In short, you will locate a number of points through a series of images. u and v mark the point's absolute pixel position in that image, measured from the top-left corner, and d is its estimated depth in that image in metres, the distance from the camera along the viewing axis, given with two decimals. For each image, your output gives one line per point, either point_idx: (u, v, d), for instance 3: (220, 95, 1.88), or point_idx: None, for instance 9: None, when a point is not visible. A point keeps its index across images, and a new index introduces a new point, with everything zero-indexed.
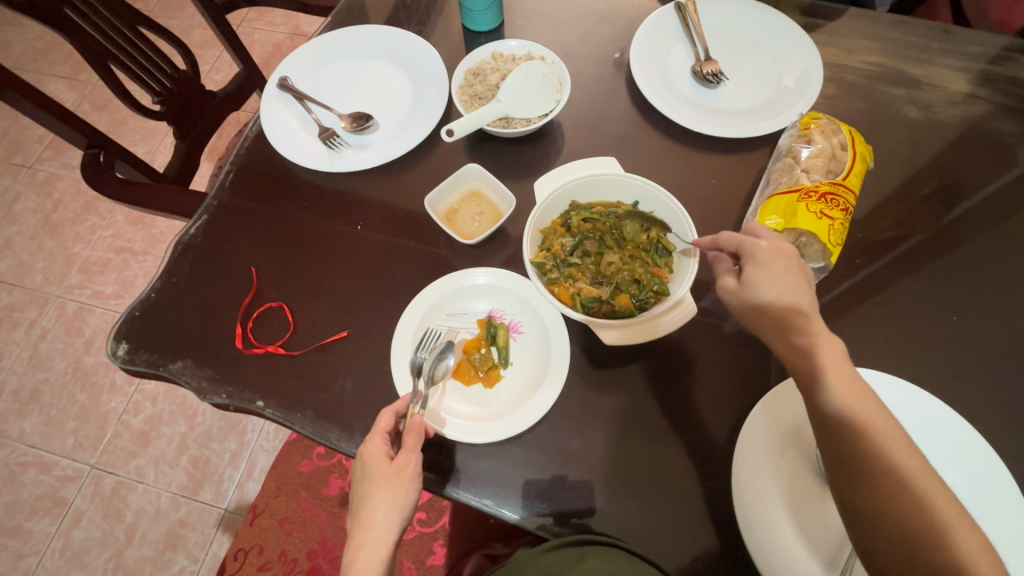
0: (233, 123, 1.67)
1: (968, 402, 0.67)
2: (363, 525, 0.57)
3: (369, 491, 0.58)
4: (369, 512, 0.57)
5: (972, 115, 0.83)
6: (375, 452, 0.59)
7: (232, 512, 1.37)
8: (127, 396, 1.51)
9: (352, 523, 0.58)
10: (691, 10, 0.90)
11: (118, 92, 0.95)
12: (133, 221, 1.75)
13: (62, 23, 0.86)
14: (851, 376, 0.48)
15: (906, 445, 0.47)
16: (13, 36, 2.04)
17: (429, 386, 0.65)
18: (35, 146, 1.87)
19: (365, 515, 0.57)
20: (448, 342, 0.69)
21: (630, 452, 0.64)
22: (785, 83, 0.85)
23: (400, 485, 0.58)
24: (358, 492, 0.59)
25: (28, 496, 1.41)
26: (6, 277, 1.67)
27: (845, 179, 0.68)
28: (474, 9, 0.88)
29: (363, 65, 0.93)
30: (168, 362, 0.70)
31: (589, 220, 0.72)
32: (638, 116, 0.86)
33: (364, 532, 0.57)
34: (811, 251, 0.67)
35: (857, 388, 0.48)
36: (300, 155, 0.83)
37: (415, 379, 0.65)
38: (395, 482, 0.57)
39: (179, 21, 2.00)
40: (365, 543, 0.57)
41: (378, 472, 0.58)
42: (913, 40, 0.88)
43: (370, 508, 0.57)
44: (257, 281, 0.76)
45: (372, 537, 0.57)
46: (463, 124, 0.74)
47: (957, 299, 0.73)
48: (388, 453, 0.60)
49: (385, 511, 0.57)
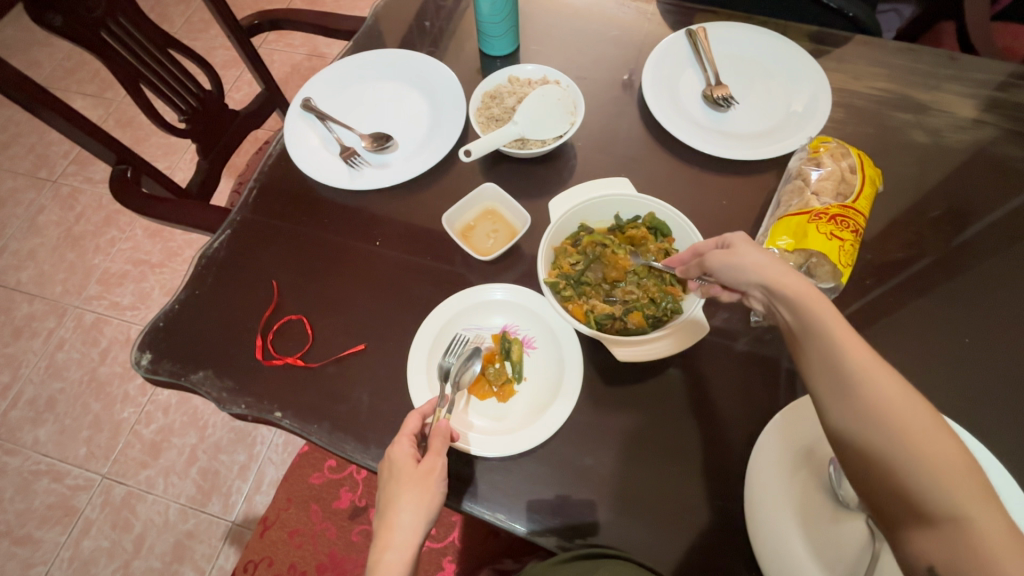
0: (253, 141, 1.71)
1: (980, 424, 0.67)
2: (390, 526, 0.58)
3: (396, 492, 0.59)
4: (395, 514, 0.58)
5: (980, 140, 0.85)
6: (402, 454, 0.60)
7: (240, 524, 1.37)
8: (140, 406, 1.53)
9: (377, 524, 0.60)
10: (701, 37, 0.92)
11: (146, 110, 0.99)
12: (152, 234, 1.78)
13: (96, 45, 0.90)
14: (857, 359, 0.48)
15: (925, 428, 0.43)
16: (43, 56, 2.12)
17: (456, 390, 0.67)
18: (59, 161, 1.93)
19: (391, 517, 0.58)
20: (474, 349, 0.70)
21: (641, 471, 0.64)
22: (794, 108, 0.87)
23: (427, 488, 0.59)
24: (384, 493, 0.60)
25: (39, 504, 1.43)
26: (28, 287, 1.70)
27: (854, 202, 0.69)
28: (491, 35, 0.91)
29: (383, 87, 0.96)
30: (190, 372, 0.72)
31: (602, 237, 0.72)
32: (649, 138, 0.88)
33: (390, 533, 0.58)
34: (821, 271, 0.68)
35: (866, 368, 0.47)
36: (322, 173, 0.86)
37: (441, 384, 0.67)
38: (421, 485, 0.59)
39: (202, 42, 2.07)
40: (390, 544, 0.58)
41: (405, 474, 0.59)
42: (920, 66, 0.90)
43: (396, 510, 0.58)
44: (278, 294, 0.78)
45: (398, 538, 0.58)
46: (480, 145, 0.77)
47: (967, 321, 0.73)
48: (415, 456, 0.61)
49: (412, 513, 0.58)
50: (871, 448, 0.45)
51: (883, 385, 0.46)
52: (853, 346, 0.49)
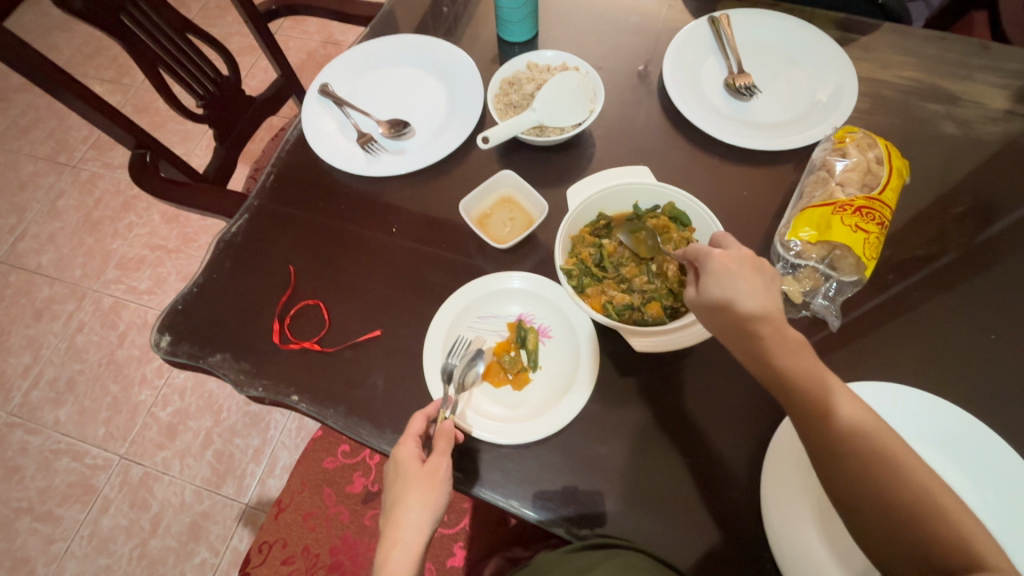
0: (268, 127, 1.72)
1: (1003, 422, 0.65)
2: (397, 524, 0.59)
3: (402, 491, 0.59)
4: (402, 511, 0.59)
5: (1012, 131, 0.82)
6: (406, 455, 0.61)
7: (254, 507, 1.39)
8: (157, 389, 1.55)
9: (385, 522, 0.61)
10: (724, 24, 0.91)
11: (165, 95, 0.99)
12: (169, 220, 1.80)
13: (117, 29, 0.90)
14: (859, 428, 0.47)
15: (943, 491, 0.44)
16: (62, 41, 2.13)
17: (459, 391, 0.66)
18: (79, 147, 1.95)
19: (398, 515, 0.59)
20: (477, 350, 0.70)
21: (652, 461, 0.64)
22: (818, 97, 0.85)
23: (432, 486, 0.59)
24: (391, 492, 0.61)
25: (60, 483, 1.46)
26: (48, 270, 1.73)
27: (881, 193, 0.68)
28: (510, 21, 0.90)
29: (400, 73, 0.95)
30: (208, 354, 0.73)
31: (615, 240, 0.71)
32: (668, 127, 0.87)
33: (397, 530, 0.59)
34: (845, 264, 0.67)
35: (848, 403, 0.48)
36: (338, 159, 0.85)
37: (445, 385, 0.66)
38: (427, 483, 0.59)
39: (219, 29, 2.07)
40: (399, 541, 0.58)
41: (410, 474, 0.60)
42: (950, 55, 0.87)
43: (402, 509, 0.59)
44: (295, 279, 0.78)
45: (406, 535, 0.59)
46: (498, 132, 0.76)
47: (994, 317, 0.71)
48: (419, 456, 0.61)
49: (418, 510, 0.59)
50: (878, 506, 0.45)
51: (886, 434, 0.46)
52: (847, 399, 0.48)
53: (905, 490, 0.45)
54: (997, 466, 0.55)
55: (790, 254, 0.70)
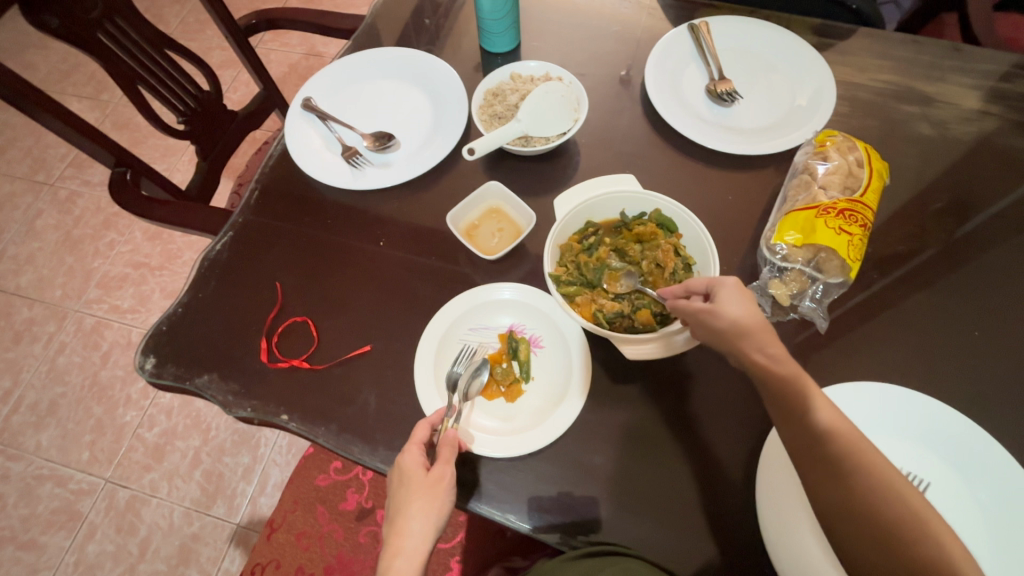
0: (251, 141, 1.70)
1: (987, 415, 0.66)
2: (400, 533, 0.58)
3: (404, 500, 0.58)
4: (404, 521, 0.58)
5: (985, 131, 0.84)
6: (412, 463, 0.60)
7: (246, 527, 1.37)
8: (143, 409, 1.52)
9: (387, 531, 0.59)
10: (704, 31, 0.92)
11: (145, 112, 0.98)
12: (151, 237, 1.78)
13: (94, 47, 0.89)
14: (849, 443, 0.48)
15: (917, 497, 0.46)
16: (39, 58, 2.10)
17: (463, 401, 0.67)
18: (57, 164, 1.92)
19: (401, 524, 0.58)
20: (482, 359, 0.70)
21: (644, 469, 0.64)
22: (798, 102, 0.87)
23: (435, 497, 0.58)
24: (394, 500, 0.60)
25: (43, 510, 1.42)
26: (27, 291, 1.70)
27: (862, 196, 0.69)
28: (492, 32, 0.90)
29: (383, 85, 0.95)
30: (195, 376, 0.72)
31: (601, 247, 0.72)
32: (652, 133, 0.87)
33: (400, 539, 0.58)
34: (830, 266, 0.68)
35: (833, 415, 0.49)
36: (322, 172, 0.85)
37: (450, 393, 0.67)
38: (431, 493, 0.58)
39: (199, 43, 2.06)
40: (400, 551, 0.57)
41: (414, 482, 0.59)
42: (924, 58, 0.89)
43: (406, 518, 0.58)
44: (282, 296, 0.77)
45: (408, 545, 0.57)
46: (483, 144, 0.76)
47: (975, 312, 0.73)
48: (424, 465, 0.61)
49: (421, 520, 0.58)
50: (861, 517, 0.46)
51: (856, 440, 0.48)
52: (833, 410, 0.49)
53: (883, 489, 0.46)
54: (984, 460, 0.56)
55: (776, 257, 0.71)
